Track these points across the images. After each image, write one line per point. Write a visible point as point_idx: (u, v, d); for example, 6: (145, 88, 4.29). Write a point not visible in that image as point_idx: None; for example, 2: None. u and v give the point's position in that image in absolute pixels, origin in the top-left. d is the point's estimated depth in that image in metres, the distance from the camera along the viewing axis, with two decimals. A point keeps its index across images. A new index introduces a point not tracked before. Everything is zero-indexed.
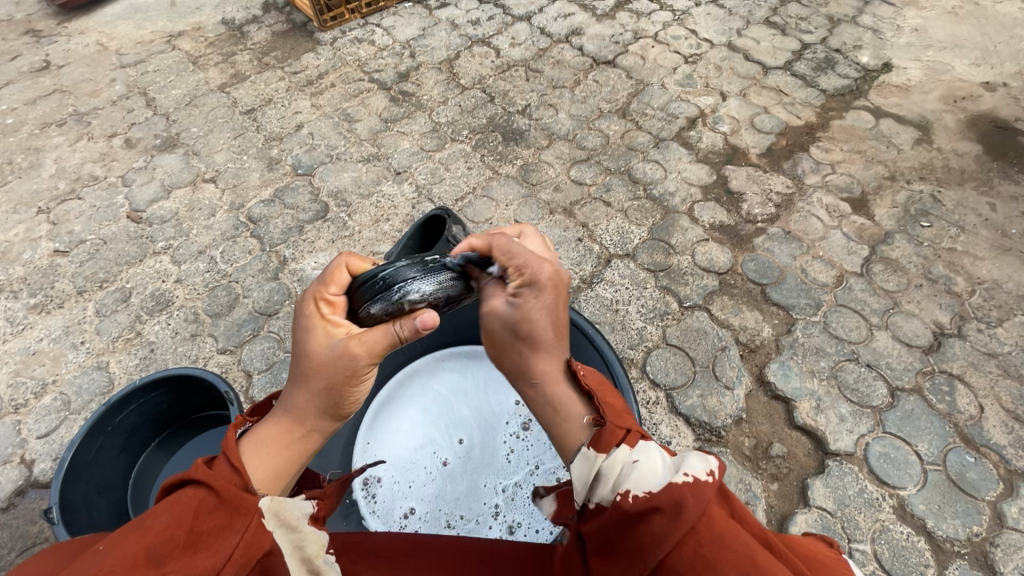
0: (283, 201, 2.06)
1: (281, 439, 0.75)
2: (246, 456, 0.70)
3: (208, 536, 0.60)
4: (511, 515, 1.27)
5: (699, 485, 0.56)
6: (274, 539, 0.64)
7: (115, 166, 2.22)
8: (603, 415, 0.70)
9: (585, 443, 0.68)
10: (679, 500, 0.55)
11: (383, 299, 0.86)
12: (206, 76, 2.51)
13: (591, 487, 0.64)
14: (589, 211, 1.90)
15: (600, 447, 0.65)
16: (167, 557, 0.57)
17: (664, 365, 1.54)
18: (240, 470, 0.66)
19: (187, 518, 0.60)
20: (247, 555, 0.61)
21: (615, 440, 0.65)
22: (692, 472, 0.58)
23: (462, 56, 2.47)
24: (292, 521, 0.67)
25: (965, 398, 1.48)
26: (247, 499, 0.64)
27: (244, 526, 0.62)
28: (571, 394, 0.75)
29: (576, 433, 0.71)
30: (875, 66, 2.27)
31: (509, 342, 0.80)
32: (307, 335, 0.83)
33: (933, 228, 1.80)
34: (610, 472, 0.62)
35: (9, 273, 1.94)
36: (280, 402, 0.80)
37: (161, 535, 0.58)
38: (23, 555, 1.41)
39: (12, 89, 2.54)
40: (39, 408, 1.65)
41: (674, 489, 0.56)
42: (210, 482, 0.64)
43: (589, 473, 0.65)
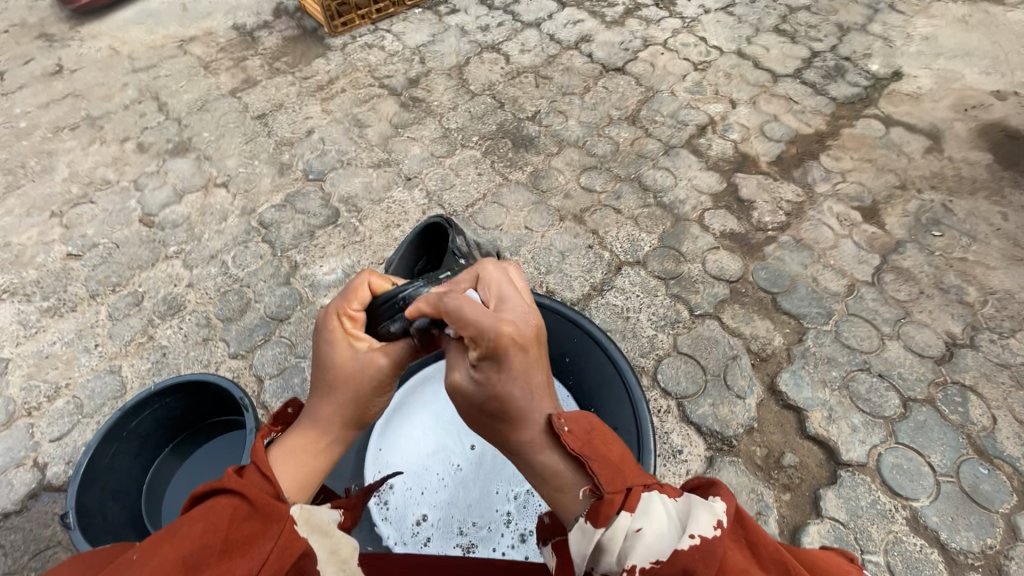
0: (294, 206, 2.07)
1: (309, 449, 0.77)
2: (275, 464, 0.73)
3: (242, 543, 0.61)
4: (522, 523, 1.28)
5: (708, 545, 0.60)
6: (307, 543, 0.66)
7: (127, 170, 2.24)
8: (595, 483, 0.68)
9: (582, 515, 0.68)
10: (689, 566, 0.59)
11: (402, 318, 0.84)
12: (218, 81, 2.53)
13: (592, 560, 0.66)
14: (599, 218, 1.90)
15: (596, 522, 0.65)
16: (205, 565, 0.58)
17: (675, 373, 1.55)
18: (270, 478, 0.69)
19: (221, 526, 0.61)
20: (282, 560, 0.62)
21: (609, 513, 0.65)
22: (699, 534, 0.61)
23: (472, 62, 2.48)
24: (322, 526, 0.71)
25: (978, 409, 1.47)
26: (279, 507, 0.66)
27: (277, 532, 0.64)
28: (560, 462, 0.73)
29: (571, 504, 0.71)
30: (885, 75, 2.27)
31: (485, 418, 0.76)
32: (331, 347, 0.83)
33: (944, 237, 1.80)
34: (611, 546, 0.63)
35: (22, 276, 1.96)
36: (306, 411, 0.82)
37: (199, 543, 0.59)
38: (36, 558, 1.42)
39: (25, 93, 2.56)
40: (52, 411, 1.66)
41: (684, 555, 0.60)
42: (243, 491, 0.65)
43: (587, 548, 0.66)
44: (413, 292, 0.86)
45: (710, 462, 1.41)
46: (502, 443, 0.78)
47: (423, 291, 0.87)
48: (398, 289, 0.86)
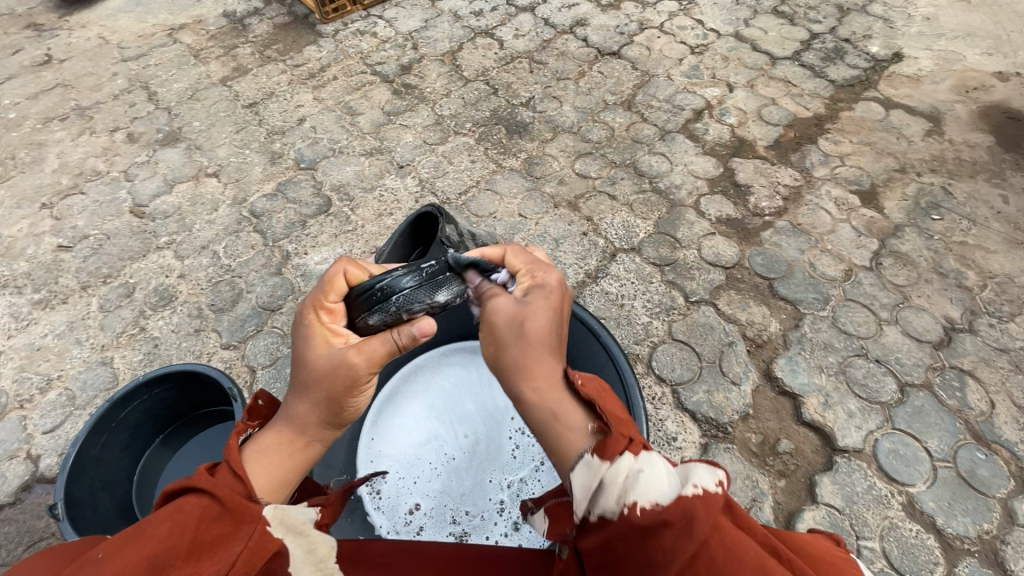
0: (285, 195, 2.04)
1: (275, 455, 0.74)
2: (248, 463, 0.71)
3: (211, 546, 0.59)
4: (515, 511, 1.27)
5: (709, 497, 0.55)
6: (281, 542, 0.65)
7: (117, 160, 2.21)
8: (607, 422, 0.64)
9: (587, 452, 0.63)
10: (690, 512, 0.54)
11: (381, 310, 0.82)
12: (208, 69, 2.50)
13: (592, 499, 0.60)
14: (594, 204, 1.88)
15: (603, 456, 0.61)
16: (169, 565, 0.56)
17: (670, 360, 1.53)
18: (243, 479, 0.68)
19: (189, 527, 0.59)
20: (251, 564, 0.60)
21: (619, 449, 0.61)
22: (703, 485, 0.56)
23: (465, 48, 2.44)
24: (297, 527, 0.69)
25: (976, 394, 1.46)
26: (252, 508, 0.64)
27: (249, 533, 0.62)
28: (568, 402, 0.68)
29: (575, 439, 0.65)
30: (885, 56, 2.23)
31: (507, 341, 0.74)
32: (308, 345, 0.82)
33: (943, 221, 1.77)
34: (613, 483, 0.58)
35: (13, 268, 1.94)
36: (282, 410, 0.80)
37: (163, 546, 0.57)
38: (30, 550, 1.42)
39: (13, 84, 2.53)
40: (45, 404, 1.65)
41: (685, 501, 0.54)
42: (213, 491, 0.64)
43: (591, 482, 0.61)
44: (393, 278, 0.83)
45: (705, 449, 1.39)
46: (509, 382, 0.73)
47: (405, 279, 0.83)
48: (375, 279, 0.83)
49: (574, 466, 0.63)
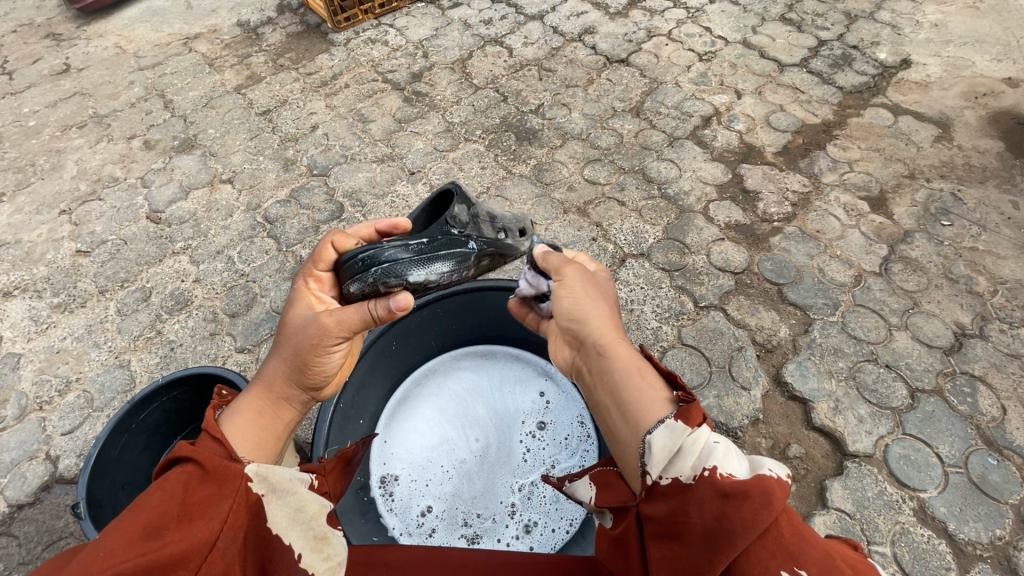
0: (299, 201, 2.08)
1: (250, 417, 0.83)
2: (229, 430, 0.79)
3: (200, 506, 0.67)
4: (526, 514, 1.29)
5: (784, 482, 0.65)
6: (262, 500, 0.72)
7: (134, 167, 2.26)
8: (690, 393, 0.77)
9: (667, 419, 0.74)
10: (768, 490, 0.63)
11: (360, 279, 0.90)
12: (223, 78, 2.54)
13: (672, 458, 0.71)
14: (603, 210, 1.90)
15: (688, 420, 0.73)
16: (163, 528, 0.63)
17: (679, 365, 1.54)
18: (224, 441, 0.76)
19: (178, 493, 0.68)
20: (239, 519, 0.69)
21: (699, 420, 0.73)
22: (774, 470, 0.66)
23: (475, 56, 2.47)
24: (281, 485, 0.75)
25: (988, 400, 1.46)
26: (232, 467, 0.72)
27: (233, 490, 0.70)
28: (650, 372, 0.83)
29: (658, 408, 0.77)
30: (893, 63, 2.24)
31: (588, 303, 0.92)
32: (292, 308, 0.93)
33: (953, 227, 1.77)
34: (692, 449, 0.70)
35: (33, 273, 1.98)
36: (259, 372, 0.90)
37: (156, 512, 0.65)
38: (49, 549, 1.45)
39: (34, 92, 2.59)
40: (64, 405, 1.68)
41: (765, 481, 0.64)
42: (197, 457, 0.72)
43: (674, 446, 0.71)
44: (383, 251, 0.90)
45: None
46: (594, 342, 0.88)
47: (392, 251, 0.90)
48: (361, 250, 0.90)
49: (653, 431, 0.74)
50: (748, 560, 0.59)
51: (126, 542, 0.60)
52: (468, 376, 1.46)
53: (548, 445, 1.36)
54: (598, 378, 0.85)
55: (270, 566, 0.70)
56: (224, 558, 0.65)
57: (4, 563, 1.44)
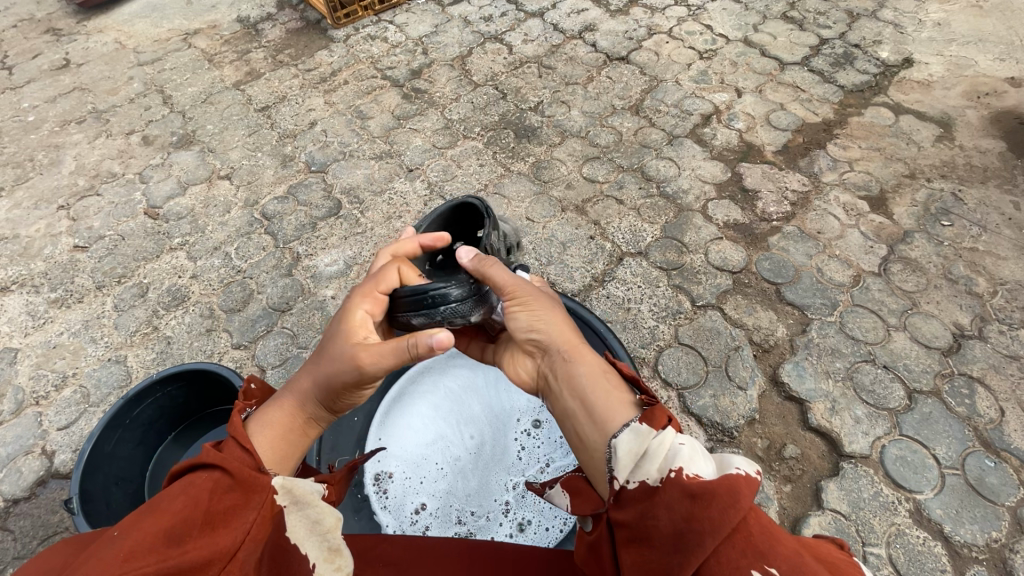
0: (296, 198, 2.07)
1: (280, 438, 0.83)
2: (255, 438, 0.80)
3: (224, 516, 0.67)
4: (520, 513, 1.28)
5: (751, 481, 0.68)
6: (282, 514, 0.73)
7: (133, 163, 2.25)
8: (654, 397, 0.83)
9: (633, 422, 0.79)
10: (736, 490, 0.66)
11: (426, 315, 0.97)
12: (222, 74, 2.54)
13: (642, 462, 0.75)
14: (601, 208, 1.89)
15: (653, 422, 0.77)
16: (189, 536, 0.63)
17: (676, 364, 1.53)
18: (253, 453, 0.76)
19: (204, 498, 0.67)
20: (262, 531, 0.69)
21: (664, 422, 0.77)
22: (743, 468, 0.70)
23: (474, 53, 2.46)
24: (303, 498, 0.75)
25: (986, 401, 1.45)
26: (261, 479, 0.73)
27: (258, 503, 0.71)
28: (616, 378, 0.89)
29: (625, 412, 0.82)
30: (895, 62, 2.22)
31: (547, 317, 0.97)
32: (342, 328, 0.92)
33: (953, 227, 1.76)
34: (658, 451, 0.74)
35: (30, 267, 1.98)
36: (288, 389, 0.90)
37: (179, 517, 0.64)
38: (44, 543, 1.45)
39: (33, 87, 2.58)
40: (60, 400, 1.68)
41: (732, 481, 0.67)
42: (225, 466, 0.72)
43: (640, 449, 0.75)
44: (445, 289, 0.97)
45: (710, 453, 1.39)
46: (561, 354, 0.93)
47: (455, 292, 0.98)
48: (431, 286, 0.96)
49: (619, 435, 0.78)
50: (718, 561, 0.62)
51: (151, 549, 0.60)
52: (463, 372, 1.45)
53: (543, 443, 1.36)
54: (563, 385, 0.90)
55: None
56: (242, 569, 0.65)
57: None
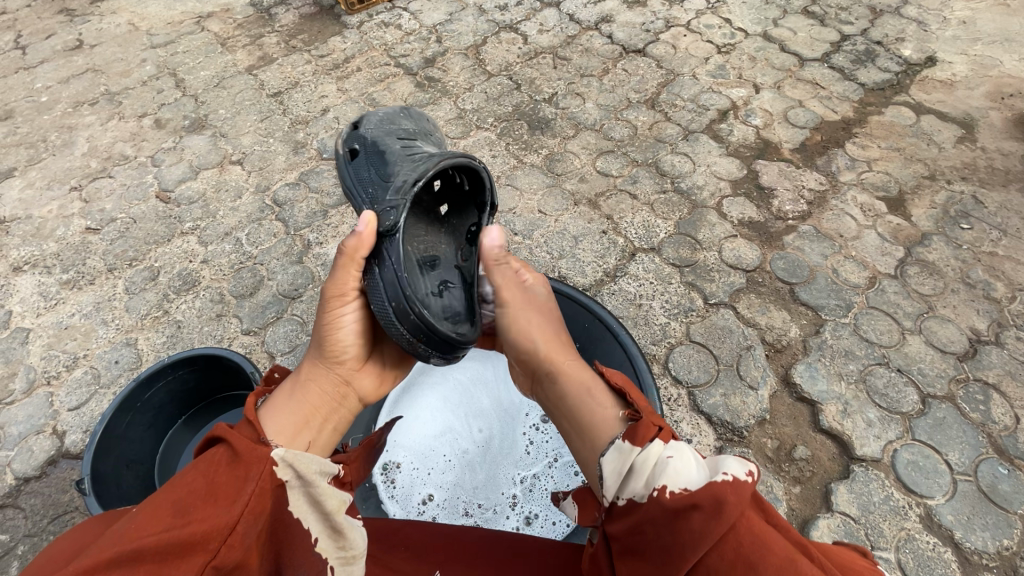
0: (308, 184, 2.07)
1: (287, 389, 0.88)
2: (264, 416, 0.80)
3: (224, 489, 0.67)
4: (528, 506, 1.28)
5: (738, 484, 0.69)
6: (284, 487, 0.71)
7: (145, 146, 2.25)
8: (637, 411, 0.83)
9: (617, 439, 0.80)
10: (720, 497, 0.67)
11: (442, 355, 1.01)
12: (235, 58, 2.53)
13: (624, 479, 0.77)
14: (614, 203, 1.87)
15: (636, 440, 0.78)
16: (190, 507, 0.65)
17: (686, 362, 1.52)
18: (256, 425, 0.75)
19: (208, 471, 0.69)
20: (262, 503, 0.68)
21: (649, 436, 0.78)
22: (732, 473, 0.70)
23: (489, 42, 2.44)
24: (307, 476, 0.74)
25: (1001, 408, 1.43)
26: (260, 450, 0.71)
27: (257, 475, 0.69)
28: (606, 393, 0.89)
29: (609, 428, 0.83)
30: (918, 60, 2.18)
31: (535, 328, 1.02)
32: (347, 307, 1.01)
33: (973, 230, 1.74)
34: (644, 466, 0.75)
35: (43, 248, 1.99)
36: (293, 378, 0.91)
37: (186, 490, 0.66)
38: (55, 522, 1.47)
39: (46, 68, 2.58)
40: (71, 381, 1.69)
41: (715, 488, 0.68)
42: (229, 438, 0.72)
43: (623, 467, 0.77)
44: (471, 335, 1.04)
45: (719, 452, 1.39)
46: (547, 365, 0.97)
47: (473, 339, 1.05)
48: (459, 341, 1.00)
49: (604, 454, 0.80)
50: (706, 567, 0.65)
51: (155, 519, 0.63)
52: (473, 365, 1.45)
53: (552, 437, 1.36)
54: (553, 403, 0.94)
55: (287, 548, 0.72)
56: (243, 542, 0.66)
57: (10, 534, 1.45)
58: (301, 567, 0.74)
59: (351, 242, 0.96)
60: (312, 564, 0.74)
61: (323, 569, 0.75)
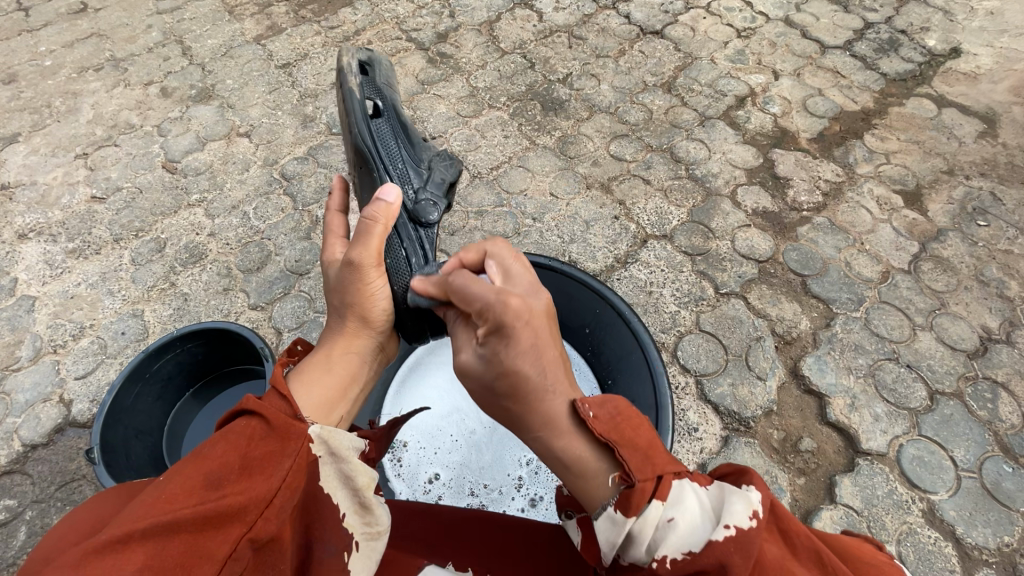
0: (316, 159, 2.04)
1: (319, 359, 0.87)
2: (298, 390, 0.78)
3: (261, 462, 0.65)
4: (533, 489, 1.29)
5: (743, 537, 0.61)
6: (316, 466, 0.70)
7: (151, 115, 2.21)
8: (628, 477, 0.67)
9: (609, 508, 0.68)
10: (723, 560, 0.60)
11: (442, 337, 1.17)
12: (243, 27, 2.47)
13: (621, 548, 0.67)
14: (627, 188, 1.85)
15: (627, 511, 0.66)
16: (226, 480, 0.62)
17: (695, 351, 1.52)
18: (288, 399, 0.73)
19: (241, 444, 0.65)
20: (298, 479, 0.67)
21: (642, 507, 0.65)
22: (736, 525, 0.62)
23: (503, 18, 2.38)
24: (340, 452, 0.73)
25: (1009, 407, 1.44)
26: (298, 427, 0.70)
27: (295, 451, 0.68)
28: (589, 451, 0.70)
29: (598, 492, 0.70)
30: (942, 51, 2.13)
31: (487, 392, 0.74)
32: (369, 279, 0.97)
33: (989, 228, 1.72)
34: (641, 539, 0.65)
35: (48, 216, 1.97)
36: (322, 349, 0.90)
37: (218, 463, 0.63)
38: (63, 489, 1.48)
39: (49, 31, 2.52)
40: (78, 350, 1.69)
41: (718, 551, 0.61)
42: (262, 412, 0.68)
43: (619, 537, 0.67)
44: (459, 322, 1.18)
45: (725, 442, 1.39)
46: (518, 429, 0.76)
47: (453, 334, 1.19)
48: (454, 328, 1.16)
49: (595, 520, 0.69)
50: None
51: (189, 492, 0.60)
52: None
53: None
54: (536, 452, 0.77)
55: (316, 521, 0.71)
56: (279, 516, 0.64)
57: (18, 499, 1.47)
58: (330, 543, 0.72)
59: (381, 211, 0.94)
60: (339, 540, 0.73)
61: (350, 545, 0.74)
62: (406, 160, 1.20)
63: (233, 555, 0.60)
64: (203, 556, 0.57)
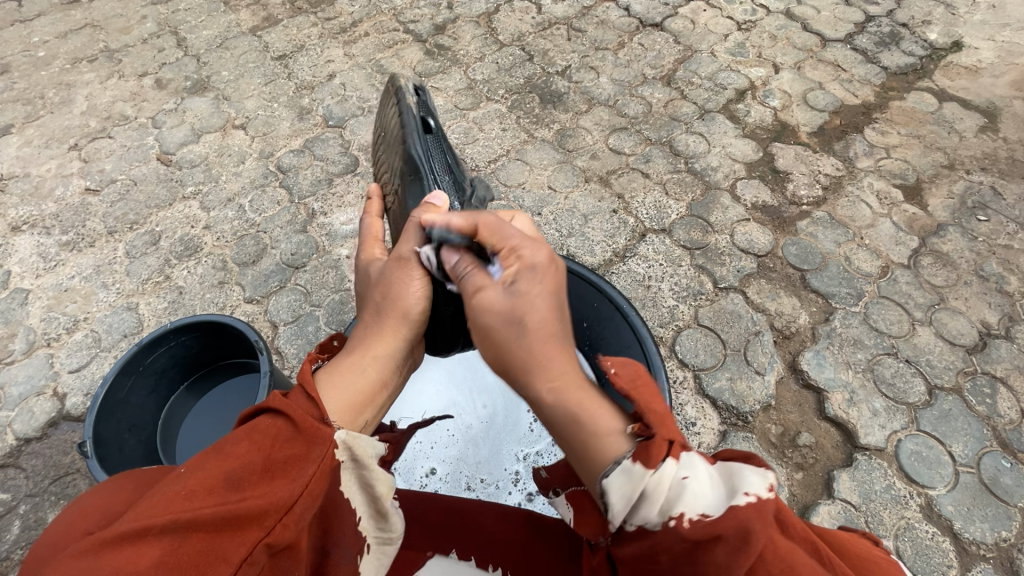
0: (312, 152, 2.02)
1: (350, 358, 0.77)
2: (323, 387, 0.70)
3: (284, 465, 0.58)
4: (530, 484, 1.29)
5: (763, 504, 0.54)
6: (337, 470, 0.63)
7: (145, 106, 2.19)
8: (647, 425, 0.61)
9: (625, 458, 0.60)
10: (745, 526, 0.53)
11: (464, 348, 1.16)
12: (238, 18, 2.44)
13: (633, 507, 0.58)
14: (625, 181, 1.83)
15: (648, 461, 0.58)
16: (246, 481, 0.56)
17: (694, 345, 1.51)
18: (316, 400, 0.66)
19: (265, 444, 0.59)
20: (319, 487, 0.60)
21: (662, 454, 0.58)
22: (756, 493, 0.54)
23: (502, 10, 2.35)
24: (364, 460, 0.66)
25: (1007, 402, 1.43)
26: (324, 431, 0.63)
27: (320, 455, 0.61)
28: (603, 406, 0.66)
29: (610, 444, 0.62)
30: (944, 45, 2.11)
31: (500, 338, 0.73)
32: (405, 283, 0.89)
33: (989, 222, 1.71)
34: (656, 494, 0.57)
35: (42, 208, 1.95)
36: (353, 350, 0.81)
37: (239, 462, 0.57)
38: (57, 483, 1.47)
39: (42, 21, 2.49)
40: (72, 343, 1.68)
41: (739, 514, 0.53)
42: (288, 412, 0.62)
43: (631, 493, 0.58)
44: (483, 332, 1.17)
45: (723, 437, 1.39)
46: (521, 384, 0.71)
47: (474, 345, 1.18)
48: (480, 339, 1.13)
49: (607, 475, 0.60)
50: None
51: (206, 492, 0.54)
52: None
53: None
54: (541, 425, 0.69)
55: (331, 529, 0.64)
56: (298, 523, 0.57)
57: (12, 493, 1.46)
58: (345, 549, 0.66)
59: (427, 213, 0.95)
60: (355, 545, 0.67)
61: (363, 547, 0.69)
62: (451, 181, 1.16)
63: (248, 560, 0.53)
64: (219, 559, 0.52)
